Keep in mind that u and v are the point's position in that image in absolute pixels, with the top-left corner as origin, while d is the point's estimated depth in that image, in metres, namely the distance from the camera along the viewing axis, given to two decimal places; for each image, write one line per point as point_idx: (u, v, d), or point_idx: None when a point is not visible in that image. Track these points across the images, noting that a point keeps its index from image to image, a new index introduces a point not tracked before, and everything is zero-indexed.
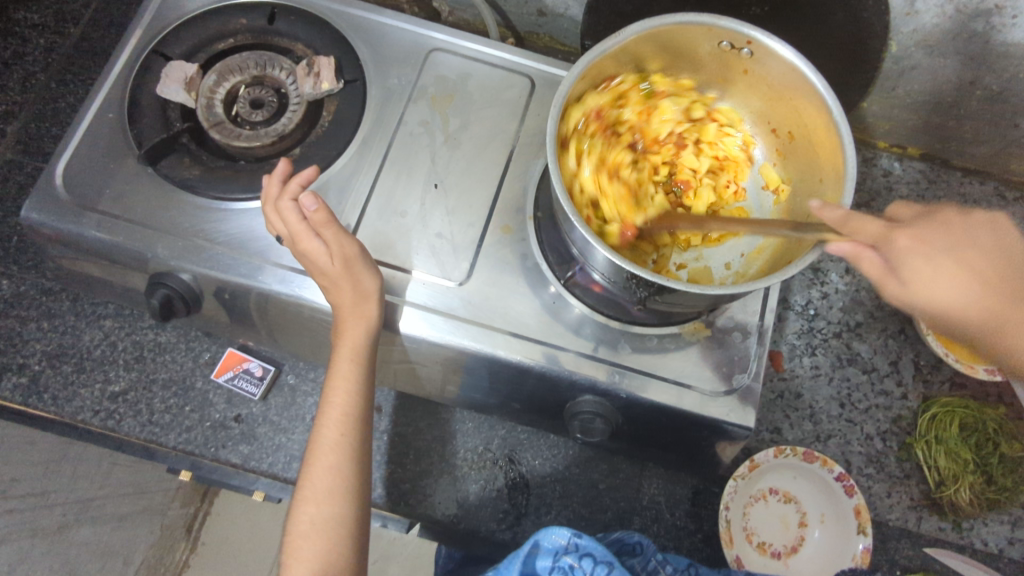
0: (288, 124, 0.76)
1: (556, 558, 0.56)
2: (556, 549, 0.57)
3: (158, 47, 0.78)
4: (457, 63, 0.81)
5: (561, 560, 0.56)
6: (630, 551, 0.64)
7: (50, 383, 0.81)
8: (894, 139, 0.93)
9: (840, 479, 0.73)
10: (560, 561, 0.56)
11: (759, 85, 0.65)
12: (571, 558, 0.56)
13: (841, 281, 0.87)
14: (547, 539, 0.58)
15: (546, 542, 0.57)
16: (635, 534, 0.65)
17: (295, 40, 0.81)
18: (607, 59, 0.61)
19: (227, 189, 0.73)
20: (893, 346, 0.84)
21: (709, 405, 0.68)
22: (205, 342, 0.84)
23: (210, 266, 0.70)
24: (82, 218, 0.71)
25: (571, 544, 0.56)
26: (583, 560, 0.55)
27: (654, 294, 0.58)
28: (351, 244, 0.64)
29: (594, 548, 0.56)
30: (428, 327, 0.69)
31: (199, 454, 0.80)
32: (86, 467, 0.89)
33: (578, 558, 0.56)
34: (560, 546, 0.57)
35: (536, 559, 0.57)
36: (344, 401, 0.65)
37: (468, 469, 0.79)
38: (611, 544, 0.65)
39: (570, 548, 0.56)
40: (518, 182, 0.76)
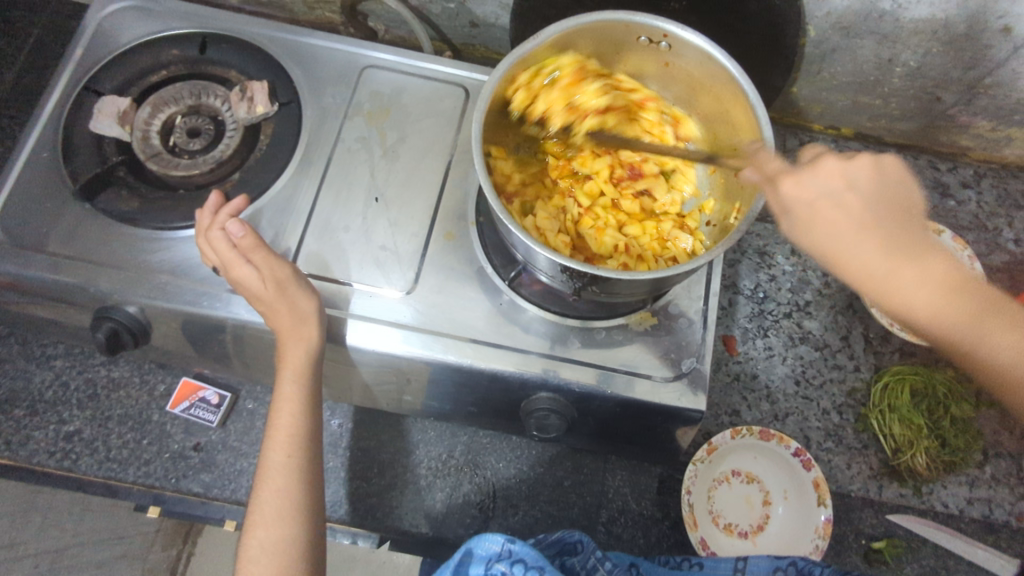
0: (225, 151, 0.76)
1: (488, 565, 0.56)
2: (489, 556, 0.57)
3: (90, 84, 0.78)
4: (392, 78, 0.82)
5: (494, 567, 0.56)
6: (569, 550, 0.63)
7: (2, 428, 0.80)
8: (828, 120, 0.96)
9: (797, 455, 0.74)
10: (493, 568, 0.56)
11: (681, 76, 0.68)
12: (502, 565, 0.56)
13: (787, 262, 0.89)
14: (480, 546, 0.58)
15: (479, 549, 0.57)
16: (575, 532, 0.63)
17: (229, 68, 0.82)
18: (531, 60, 0.63)
19: (167, 219, 0.73)
20: (843, 321, 0.86)
21: (660, 392, 0.68)
22: (159, 374, 0.84)
23: (155, 295, 0.70)
24: (20, 258, 0.71)
25: (504, 550, 0.56)
26: (515, 567, 0.55)
27: (588, 286, 0.59)
28: (282, 267, 0.65)
29: (526, 554, 0.55)
30: (374, 339, 0.69)
31: (160, 487, 0.79)
32: (54, 515, 0.87)
33: (510, 564, 0.55)
34: (493, 553, 0.57)
35: (469, 566, 0.57)
36: (289, 421, 0.66)
37: (432, 478, 0.79)
38: (551, 545, 0.64)
39: (503, 554, 0.56)
40: (458, 189, 0.77)
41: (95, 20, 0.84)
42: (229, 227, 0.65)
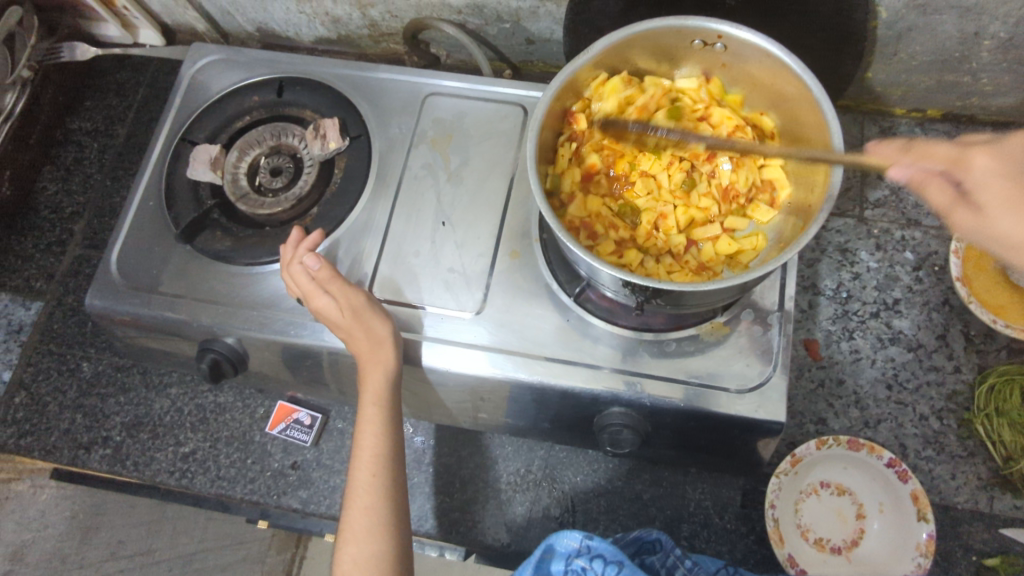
0: (304, 187, 0.82)
1: (569, 561, 0.61)
2: (569, 552, 0.62)
3: (186, 135, 0.86)
4: (452, 103, 0.85)
5: (574, 563, 0.61)
6: (649, 549, 0.67)
7: (130, 451, 0.89)
8: (910, 103, 0.90)
9: (892, 466, 0.70)
10: (573, 564, 0.61)
11: (740, 74, 0.66)
12: (582, 560, 0.61)
13: (872, 259, 0.84)
14: (560, 543, 0.63)
15: (560, 547, 0.63)
16: (653, 531, 0.68)
17: (304, 108, 0.87)
18: (582, 75, 0.63)
19: (256, 254, 0.78)
20: (938, 319, 0.80)
21: (735, 403, 0.67)
22: (259, 398, 0.91)
23: (249, 327, 0.76)
24: (136, 298, 0.79)
25: (583, 546, 0.61)
26: (594, 562, 0.60)
27: (652, 299, 0.59)
28: (357, 295, 0.70)
29: (604, 549, 0.60)
30: (447, 360, 0.72)
31: (265, 502, 0.86)
32: (184, 524, 0.91)
33: (589, 560, 0.60)
34: (573, 549, 0.62)
35: (551, 563, 0.63)
36: (372, 442, 0.69)
37: (513, 492, 0.81)
38: (630, 544, 0.68)
39: (582, 550, 0.61)
40: (521, 207, 0.78)
41: (188, 75, 0.92)
42: (307, 261, 0.70)
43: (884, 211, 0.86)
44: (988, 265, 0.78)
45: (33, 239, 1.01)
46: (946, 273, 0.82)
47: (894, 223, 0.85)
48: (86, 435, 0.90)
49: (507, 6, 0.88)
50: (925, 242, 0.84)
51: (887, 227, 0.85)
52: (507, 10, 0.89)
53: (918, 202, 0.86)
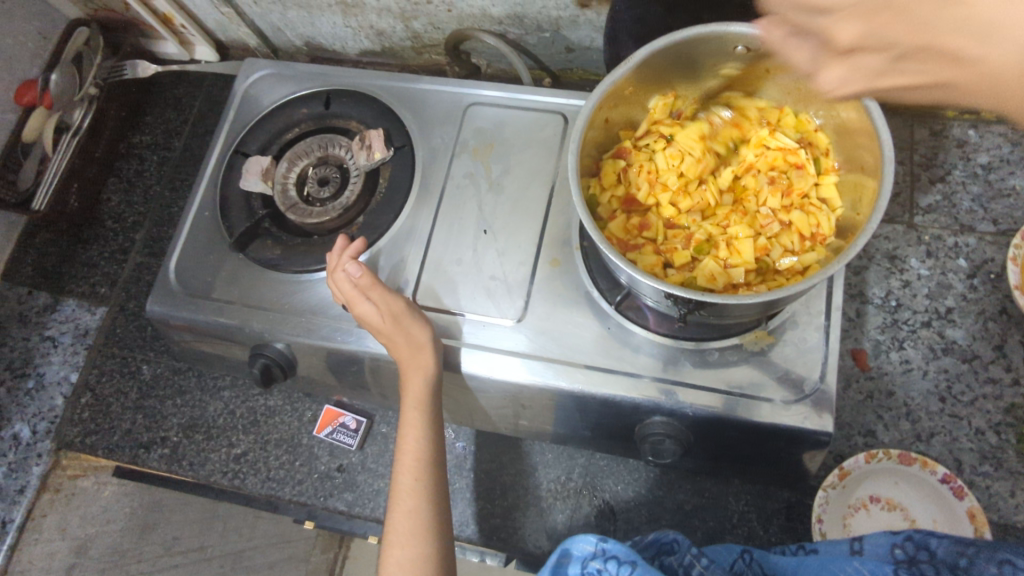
0: (350, 197, 0.84)
1: (584, 565, 0.58)
2: (584, 555, 0.58)
3: (238, 148, 0.90)
4: (493, 113, 0.86)
5: (590, 566, 0.57)
6: (668, 550, 0.62)
7: (186, 451, 0.93)
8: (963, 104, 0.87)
9: (947, 481, 0.68)
10: (588, 566, 0.57)
11: (786, 79, 0.65)
12: (597, 563, 0.57)
13: (923, 266, 0.81)
14: (576, 546, 0.59)
15: (575, 550, 0.59)
16: (672, 532, 0.64)
17: (350, 119, 0.89)
18: (621, 87, 0.63)
19: (304, 263, 0.81)
20: (995, 329, 0.77)
21: (780, 413, 0.66)
22: (307, 402, 0.93)
23: (299, 332, 0.78)
24: (191, 305, 0.82)
25: (597, 549, 0.57)
26: (608, 563, 0.56)
27: (695, 309, 0.58)
28: (397, 301, 0.71)
29: (618, 550, 0.56)
30: (488, 367, 0.72)
31: (313, 504, 0.88)
32: (235, 521, 0.93)
33: (603, 562, 0.56)
34: (586, 552, 0.58)
35: (567, 567, 0.59)
36: (415, 446, 0.71)
37: (553, 499, 0.81)
38: (649, 545, 0.64)
39: (596, 553, 0.57)
40: (562, 216, 0.78)
41: (241, 89, 0.96)
42: (349, 268, 0.73)
43: (936, 216, 0.84)
44: None
45: (97, 248, 1.06)
46: (1003, 281, 0.79)
47: (947, 229, 0.83)
48: (146, 435, 0.94)
49: (546, 15, 0.89)
50: (981, 248, 0.81)
51: (939, 234, 0.83)
52: (546, 20, 0.90)
53: (973, 207, 0.83)
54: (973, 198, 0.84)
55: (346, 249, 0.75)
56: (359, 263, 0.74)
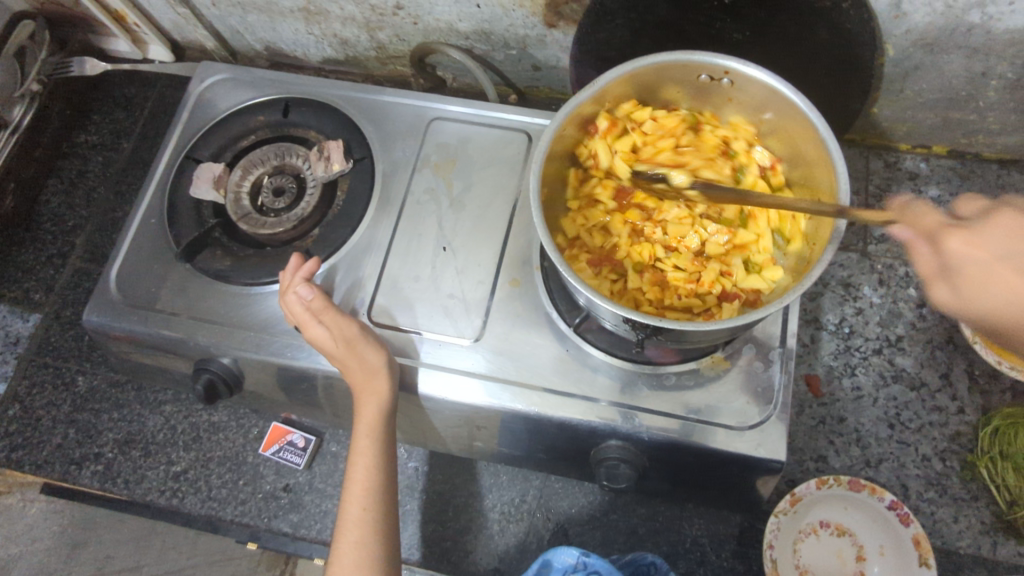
0: (306, 208, 0.82)
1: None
2: (565, 568, 0.67)
3: (190, 153, 0.86)
4: (457, 128, 0.85)
5: None
6: (645, 571, 0.72)
7: (121, 468, 0.88)
8: (916, 139, 0.90)
9: (893, 508, 0.69)
10: None
11: (746, 109, 0.66)
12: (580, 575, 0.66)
13: (875, 294, 0.83)
14: (557, 558, 0.68)
15: (556, 562, 0.68)
16: (649, 555, 0.73)
17: (309, 129, 0.87)
18: (586, 108, 0.63)
19: (255, 275, 0.78)
20: (942, 358, 0.79)
21: (735, 440, 0.66)
22: (253, 419, 0.90)
23: (246, 348, 0.75)
24: (133, 315, 0.78)
25: (579, 562, 0.67)
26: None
27: (653, 335, 0.58)
28: (351, 325, 0.69)
29: (601, 567, 0.66)
30: (443, 388, 0.71)
31: (255, 525, 0.84)
32: (172, 539, 0.86)
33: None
34: (569, 566, 0.67)
35: None
36: (363, 475, 0.68)
37: (505, 522, 0.80)
38: (627, 565, 0.73)
39: (578, 566, 0.67)
40: (523, 235, 0.78)
41: (195, 92, 0.93)
42: (302, 290, 0.70)
43: (888, 246, 0.86)
44: None
45: (34, 252, 1.01)
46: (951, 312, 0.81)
47: (898, 259, 0.85)
48: (78, 451, 0.89)
49: (514, 33, 0.89)
50: None
51: (891, 263, 0.85)
52: (514, 37, 0.90)
53: None
54: None
55: (300, 270, 0.73)
56: (313, 285, 0.71)
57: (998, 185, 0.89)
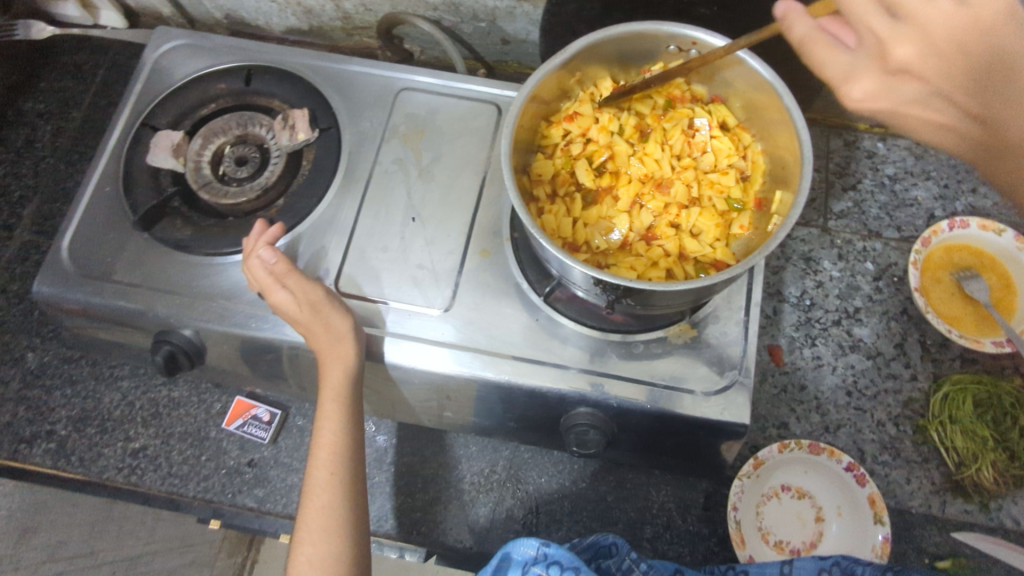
0: (270, 178, 0.80)
1: (526, 570, 0.60)
2: (525, 560, 0.60)
3: (147, 120, 0.83)
4: (426, 99, 0.84)
5: (531, 571, 0.59)
6: (605, 554, 0.66)
7: (76, 446, 0.85)
8: (873, 119, 0.93)
9: (850, 469, 0.72)
10: (529, 571, 0.59)
11: (714, 82, 0.67)
12: (539, 568, 0.59)
13: (834, 268, 0.86)
14: (516, 550, 0.61)
15: (515, 554, 0.61)
16: (609, 536, 0.66)
17: (272, 98, 0.85)
18: (555, 78, 0.63)
19: (217, 245, 0.76)
20: (896, 328, 0.83)
21: (701, 405, 0.67)
22: (216, 393, 0.88)
23: (209, 319, 0.73)
24: (88, 286, 0.75)
25: (539, 554, 0.60)
26: (551, 569, 0.58)
27: (623, 298, 0.59)
28: (316, 290, 0.68)
29: (561, 556, 0.59)
30: (412, 357, 0.70)
31: (219, 501, 0.83)
32: (130, 524, 0.87)
33: (547, 568, 0.59)
34: (529, 557, 0.60)
35: (506, 571, 0.61)
36: (331, 441, 0.68)
37: (476, 493, 0.80)
38: (587, 548, 0.66)
39: (538, 558, 0.59)
40: (492, 206, 0.78)
41: (152, 59, 0.89)
42: (265, 254, 0.69)
43: (847, 222, 0.89)
44: (944, 277, 0.81)
45: None
46: (905, 284, 0.85)
47: (856, 234, 0.88)
48: (29, 429, 0.85)
49: (484, 5, 0.88)
50: (886, 253, 0.87)
51: (849, 238, 0.88)
52: (483, 9, 0.89)
53: (880, 214, 0.89)
54: (880, 206, 0.89)
55: (262, 235, 0.71)
56: (275, 249, 0.70)
57: (950, 163, 0.92)
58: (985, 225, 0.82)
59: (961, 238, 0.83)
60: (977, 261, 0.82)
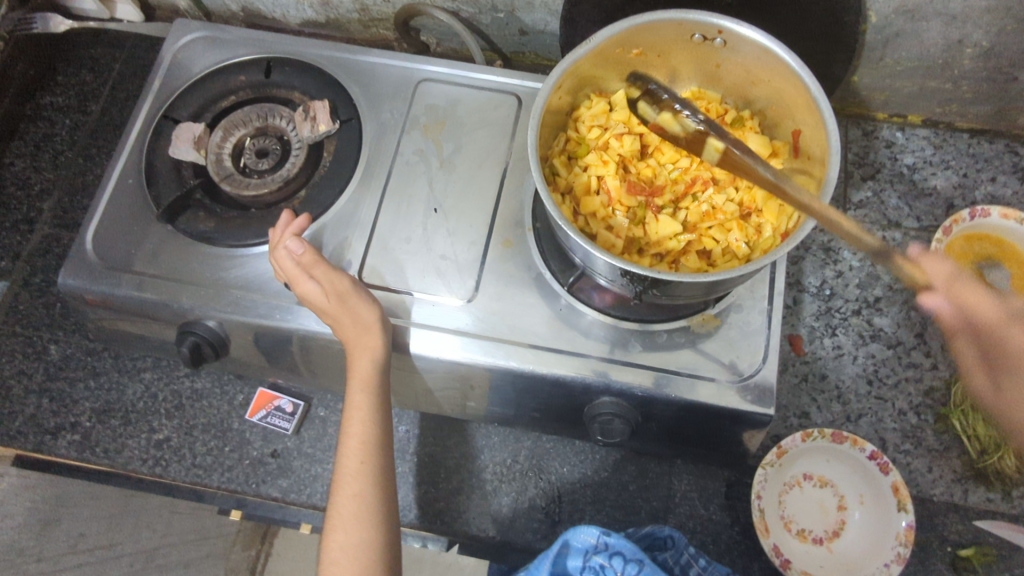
0: (292, 169, 0.80)
1: (587, 557, 0.65)
2: (586, 548, 0.66)
3: (168, 113, 0.83)
4: (446, 91, 0.84)
5: (592, 560, 0.65)
6: (660, 545, 0.71)
7: (100, 437, 0.86)
8: (892, 108, 0.93)
9: (874, 458, 0.72)
10: (591, 560, 0.65)
11: (738, 71, 0.67)
12: (602, 558, 0.65)
13: (854, 258, 0.86)
14: (576, 538, 0.66)
15: (575, 542, 0.66)
16: (666, 529, 0.72)
17: (292, 90, 0.85)
18: (580, 66, 0.63)
19: (240, 237, 0.76)
20: (917, 317, 0.83)
21: (726, 394, 0.67)
22: (238, 384, 0.88)
23: (234, 310, 0.74)
24: (112, 278, 0.76)
25: (601, 543, 0.65)
26: (613, 559, 0.65)
27: (650, 287, 0.59)
28: (343, 280, 0.68)
29: (623, 547, 0.65)
30: (437, 347, 0.71)
31: (242, 492, 0.83)
32: (149, 516, 0.91)
33: (608, 557, 0.65)
34: (590, 545, 0.66)
35: (567, 558, 0.66)
36: (361, 429, 0.69)
37: (498, 482, 0.81)
38: (642, 539, 0.72)
39: (600, 547, 0.65)
40: (514, 197, 0.78)
41: (170, 52, 0.89)
42: (291, 244, 0.69)
43: (866, 212, 0.89)
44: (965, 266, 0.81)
45: None
46: None
47: (875, 224, 0.88)
48: (54, 421, 0.86)
49: None
50: (905, 242, 0.87)
51: (868, 228, 0.88)
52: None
53: (899, 203, 0.89)
54: (900, 195, 0.90)
55: (289, 226, 0.72)
56: (303, 239, 0.70)
57: (969, 153, 0.92)
58: (1006, 214, 0.82)
59: (982, 227, 0.82)
60: (998, 251, 0.82)
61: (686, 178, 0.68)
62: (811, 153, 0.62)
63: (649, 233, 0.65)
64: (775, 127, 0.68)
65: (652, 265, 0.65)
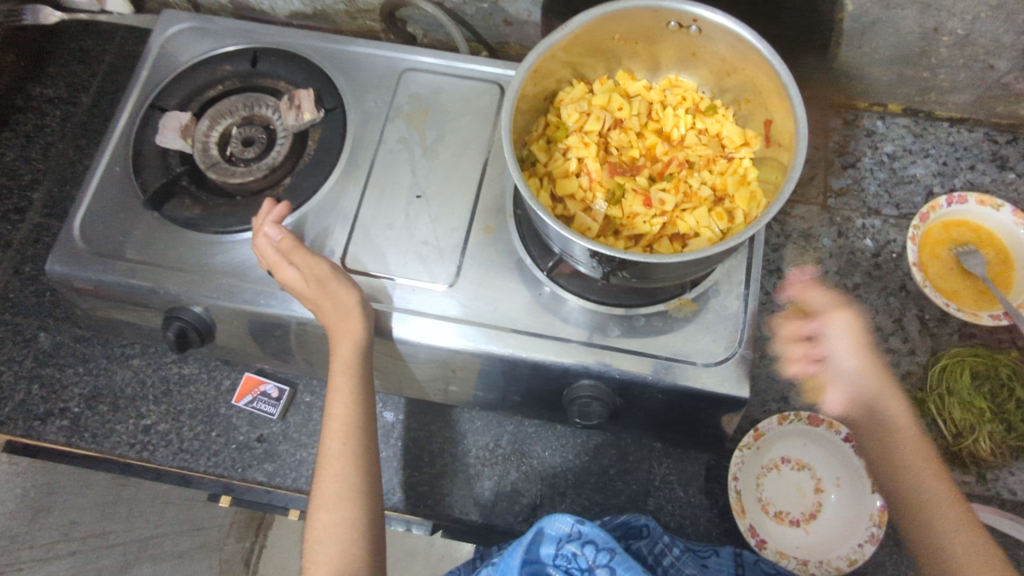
0: (277, 158, 0.81)
1: (560, 545, 0.66)
2: (559, 536, 0.66)
3: (155, 102, 0.84)
4: (431, 80, 0.85)
5: (565, 547, 0.66)
6: (636, 533, 0.72)
7: (89, 423, 0.86)
8: (872, 97, 0.94)
9: (848, 440, 0.74)
10: (563, 548, 0.66)
11: (713, 59, 0.68)
12: (574, 546, 0.65)
13: (833, 245, 0.88)
14: (550, 526, 0.66)
15: (549, 529, 0.66)
16: (641, 518, 0.72)
17: (278, 79, 0.86)
18: (556, 51, 0.64)
19: (226, 223, 0.77)
20: (895, 303, 0.84)
21: (703, 376, 0.68)
22: (224, 370, 0.89)
23: (218, 296, 0.75)
24: (98, 264, 0.77)
25: (574, 531, 0.66)
26: (585, 548, 0.65)
27: (617, 269, 0.59)
28: (322, 265, 0.69)
29: (595, 535, 0.65)
30: (418, 331, 0.72)
31: (229, 476, 0.84)
32: (140, 507, 0.93)
33: (581, 545, 0.65)
34: (564, 533, 0.66)
35: (541, 545, 0.66)
36: (343, 411, 0.70)
37: (481, 466, 0.82)
38: (618, 527, 0.72)
39: (573, 535, 0.66)
40: (495, 184, 0.79)
41: (157, 42, 0.90)
42: (272, 232, 0.71)
43: (847, 200, 0.90)
44: (942, 253, 0.82)
45: None
46: (904, 260, 0.86)
47: (855, 212, 0.89)
48: (43, 407, 0.87)
49: None
50: (884, 230, 0.88)
51: (849, 216, 0.89)
52: None
53: (879, 191, 0.90)
54: (879, 183, 0.91)
55: (271, 214, 0.73)
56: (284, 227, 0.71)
57: (949, 142, 0.93)
58: (982, 201, 0.83)
59: (959, 214, 0.84)
60: (975, 237, 0.83)
61: (662, 162, 0.69)
62: (781, 140, 0.63)
63: (624, 213, 0.66)
64: (747, 117, 0.69)
65: (627, 246, 0.66)
